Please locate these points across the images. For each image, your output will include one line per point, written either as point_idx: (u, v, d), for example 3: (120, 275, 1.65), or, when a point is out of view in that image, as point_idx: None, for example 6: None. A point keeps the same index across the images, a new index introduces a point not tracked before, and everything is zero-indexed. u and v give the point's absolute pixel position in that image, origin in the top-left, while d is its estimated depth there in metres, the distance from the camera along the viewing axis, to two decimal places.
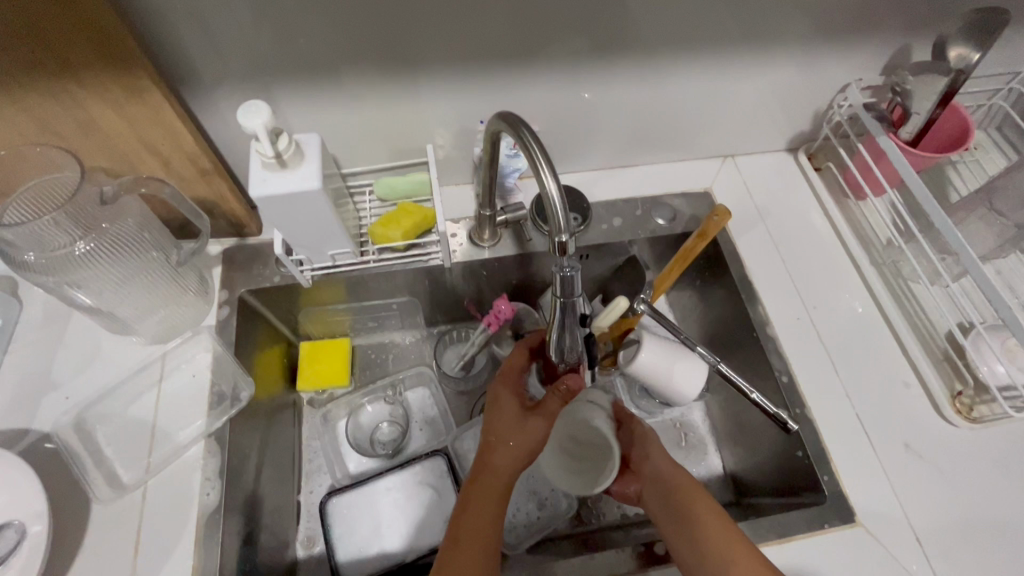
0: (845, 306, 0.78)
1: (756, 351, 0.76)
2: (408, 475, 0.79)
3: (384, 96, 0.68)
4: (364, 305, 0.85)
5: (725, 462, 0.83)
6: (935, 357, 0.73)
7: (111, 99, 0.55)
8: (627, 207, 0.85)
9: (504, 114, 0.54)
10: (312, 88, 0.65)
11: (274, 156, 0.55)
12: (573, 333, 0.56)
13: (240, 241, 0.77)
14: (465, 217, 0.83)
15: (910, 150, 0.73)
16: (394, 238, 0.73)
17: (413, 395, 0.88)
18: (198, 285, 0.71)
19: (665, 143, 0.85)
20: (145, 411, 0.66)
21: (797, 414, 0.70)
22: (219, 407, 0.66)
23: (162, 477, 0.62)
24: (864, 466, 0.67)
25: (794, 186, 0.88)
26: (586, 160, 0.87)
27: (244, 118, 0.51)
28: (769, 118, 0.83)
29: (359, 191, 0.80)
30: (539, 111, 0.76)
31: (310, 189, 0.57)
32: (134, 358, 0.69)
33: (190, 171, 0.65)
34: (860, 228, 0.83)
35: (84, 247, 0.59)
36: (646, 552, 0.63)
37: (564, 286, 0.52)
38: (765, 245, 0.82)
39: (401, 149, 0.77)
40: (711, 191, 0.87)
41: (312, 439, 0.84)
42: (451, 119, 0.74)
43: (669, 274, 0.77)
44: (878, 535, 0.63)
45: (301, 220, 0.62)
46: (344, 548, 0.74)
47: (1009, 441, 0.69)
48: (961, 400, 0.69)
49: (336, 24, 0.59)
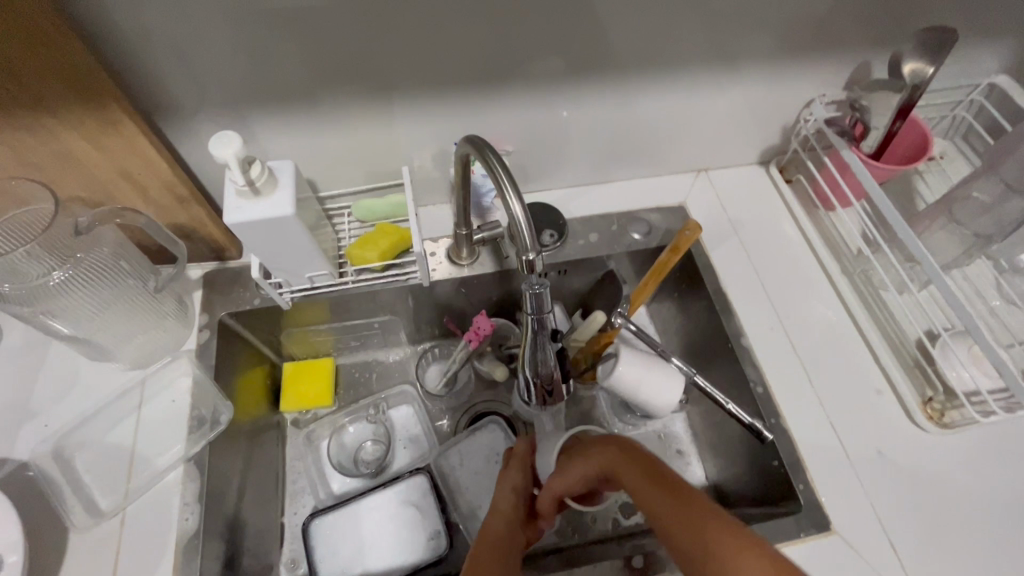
0: (818, 315, 0.79)
1: (733, 362, 0.77)
2: (391, 494, 0.79)
3: (360, 120, 0.70)
4: (346, 325, 0.86)
5: (707, 472, 0.84)
6: (906, 364, 0.74)
7: (86, 131, 0.56)
8: (603, 222, 0.86)
9: (471, 137, 0.56)
10: (288, 114, 0.67)
11: (247, 184, 0.56)
12: (545, 349, 0.57)
13: (221, 265, 0.78)
14: (444, 236, 0.84)
15: (873, 163, 0.75)
16: (371, 259, 0.74)
17: (396, 413, 0.89)
18: (178, 310, 0.72)
19: (639, 159, 0.87)
20: (125, 437, 0.66)
21: (773, 423, 0.71)
22: (198, 431, 0.67)
23: (141, 504, 0.62)
24: (840, 474, 0.68)
25: (767, 198, 0.90)
26: (562, 177, 0.88)
27: (216, 148, 0.52)
28: (738, 133, 0.85)
29: (338, 214, 0.81)
30: (513, 131, 0.77)
31: (284, 215, 0.58)
32: (113, 383, 0.69)
33: (168, 199, 0.66)
34: (831, 238, 0.85)
35: (61, 277, 0.60)
36: (624, 566, 0.65)
37: (535, 303, 0.54)
38: (739, 257, 0.84)
39: (378, 171, 0.78)
40: (685, 205, 0.89)
41: (295, 460, 0.84)
42: (427, 141, 0.75)
43: (644, 289, 0.79)
44: (854, 543, 0.64)
45: (277, 244, 0.62)
46: (327, 569, 0.74)
47: (982, 445, 0.70)
48: (932, 405, 0.71)
49: (309, 52, 0.60)
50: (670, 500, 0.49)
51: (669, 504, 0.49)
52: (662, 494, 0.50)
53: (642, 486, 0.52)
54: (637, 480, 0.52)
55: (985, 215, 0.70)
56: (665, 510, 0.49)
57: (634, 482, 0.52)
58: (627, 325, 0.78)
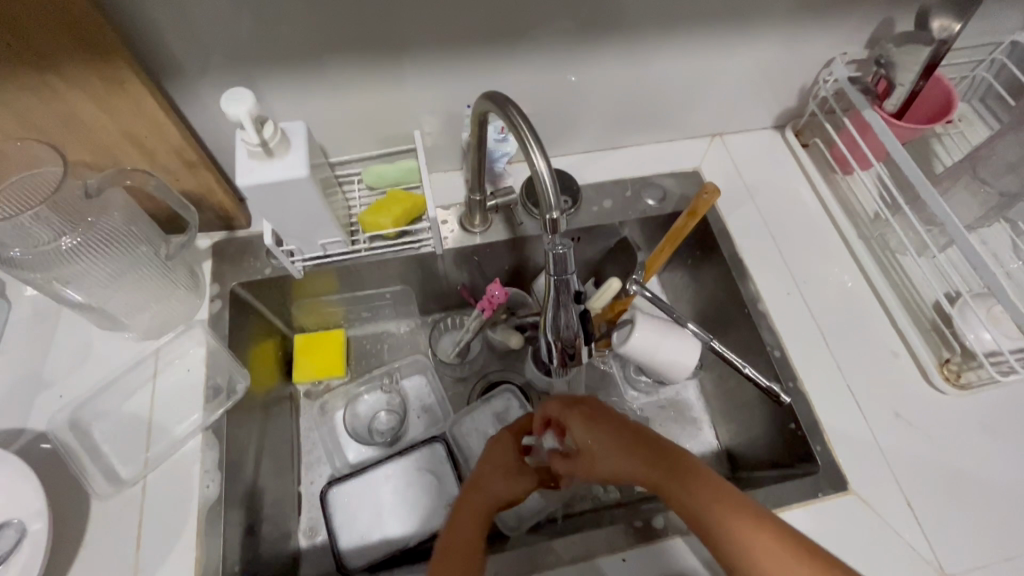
0: (835, 281, 0.79)
1: (748, 327, 0.77)
2: (408, 463, 0.80)
3: (370, 79, 0.67)
4: (357, 295, 0.86)
5: (720, 437, 0.84)
6: (923, 327, 0.74)
7: (92, 91, 0.54)
8: (616, 188, 0.85)
9: (490, 94, 0.54)
10: (295, 76, 0.65)
11: (260, 144, 0.54)
12: (568, 311, 0.55)
13: (229, 234, 0.76)
14: (455, 203, 0.82)
15: (894, 122, 0.74)
16: (385, 225, 0.73)
17: (409, 383, 0.89)
18: (189, 279, 0.71)
19: (654, 124, 0.85)
20: (142, 407, 0.66)
21: (790, 387, 0.71)
22: (214, 400, 0.66)
23: (160, 472, 0.62)
24: (856, 436, 0.68)
25: (782, 163, 0.88)
26: (575, 143, 0.86)
27: (228, 105, 0.49)
28: (755, 95, 0.83)
29: (348, 180, 0.79)
30: (526, 92, 0.75)
31: (300, 177, 0.56)
32: (126, 354, 0.68)
33: (176, 164, 0.64)
34: (849, 202, 0.84)
35: (71, 242, 0.59)
36: (644, 527, 0.64)
37: (557, 264, 0.52)
38: (755, 223, 0.83)
39: (387, 135, 0.76)
40: (700, 170, 0.87)
41: (310, 430, 0.85)
42: (438, 105, 0.73)
43: (660, 254, 0.78)
44: (869, 501, 0.64)
45: (290, 209, 0.61)
46: (346, 536, 0.75)
47: (997, 405, 0.70)
48: (949, 366, 0.71)
49: (317, 6, 0.57)
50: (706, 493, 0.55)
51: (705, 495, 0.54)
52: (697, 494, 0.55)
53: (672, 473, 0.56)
54: (691, 495, 0.54)
55: (1009, 173, 0.69)
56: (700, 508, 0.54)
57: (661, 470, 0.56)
58: (643, 293, 0.77)
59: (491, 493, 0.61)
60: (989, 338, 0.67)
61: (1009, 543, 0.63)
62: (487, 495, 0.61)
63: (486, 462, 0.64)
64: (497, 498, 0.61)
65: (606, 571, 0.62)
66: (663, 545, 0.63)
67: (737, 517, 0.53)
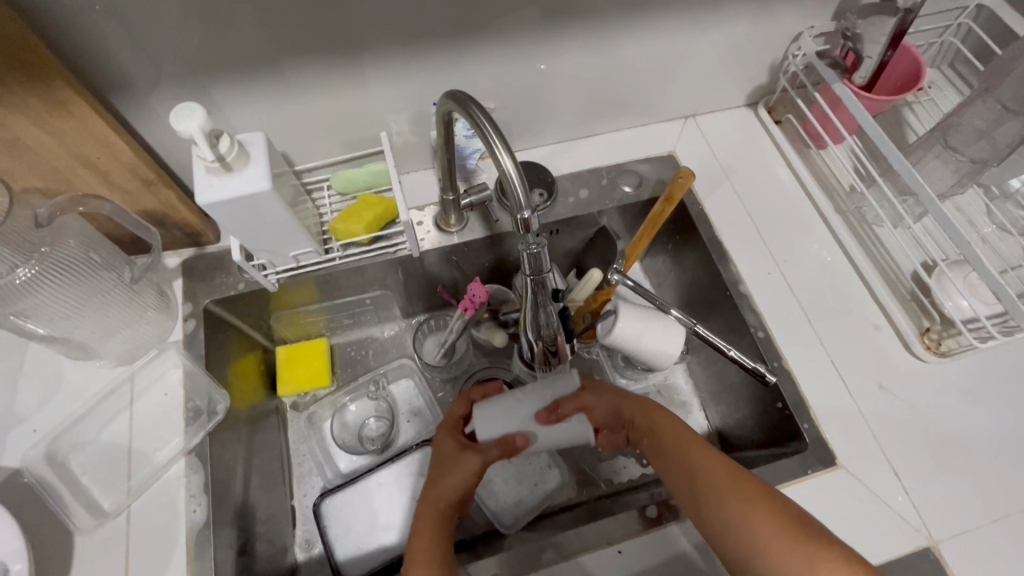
0: (815, 257, 0.79)
1: (731, 309, 0.77)
2: (400, 468, 0.79)
3: (330, 83, 0.65)
4: (337, 303, 0.84)
5: (710, 419, 0.85)
6: (903, 297, 0.75)
7: (34, 114, 0.52)
8: (592, 177, 0.84)
9: (451, 93, 0.52)
10: (251, 84, 0.62)
11: (217, 159, 0.52)
12: (547, 311, 0.54)
13: (198, 251, 0.74)
14: (429, 203, 0.81)
15: (864, 95, 0.73)
16: (357, 232, 0.70)
17: (396, 388, 0.88)
18: (159, 300, 0.69)
19: (626, 109, 0.84)
20: (120, 434, 0.64)
21: (775, 367, 0.72)
22: (195, 423, 0.65)
23: (144, 500, 0.61)
24: (842, 410, 0.69)
25: (756, 141, 0.88)
26: (548, 134, 0.85)
27: (177, 121, 0.47)
28: (725, 73, 0.82)
29: (317, 187, 0.77)
30: (493, 85, 0.73)
31: (260, 190, 0.54)
32: (99, 382, 0.66)
33: (134, 183, 0.62)
34: (824, 176, 0.84)
35: (26, 273, 0.56)
36: (639, 517, 0.64)
37: (532, 263, 0.51)
38: (732, 204, 0.82)
39: (354, 139, 0.74)
40: (675, 154, 0.86)
41: (299, 443, 0.84)
42: (403, 105, 0.71)
43: (639, 243, 0.77)
44: (857, 474, 0.65)
45: (255, 222, 0.59)
46: (343, 547, 0.74)
47: (978, 370, 0.71)
48: (930, 335, 0.71)
49: (265, 9, 0.55)
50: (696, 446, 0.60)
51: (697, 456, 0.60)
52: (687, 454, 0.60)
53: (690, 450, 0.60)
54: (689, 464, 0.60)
55: (979, 140, 0.68)
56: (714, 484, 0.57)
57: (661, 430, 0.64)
58: (624, 281, 0.77)
59: (437, 496, 0.58)
60: (967, 306, 0.68)
61: (995, 505, 0.64)
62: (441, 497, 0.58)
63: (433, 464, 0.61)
64: (444, 499, 0.58)
65: (601, 564, 0.62)
66: (660, 534, 0.63)
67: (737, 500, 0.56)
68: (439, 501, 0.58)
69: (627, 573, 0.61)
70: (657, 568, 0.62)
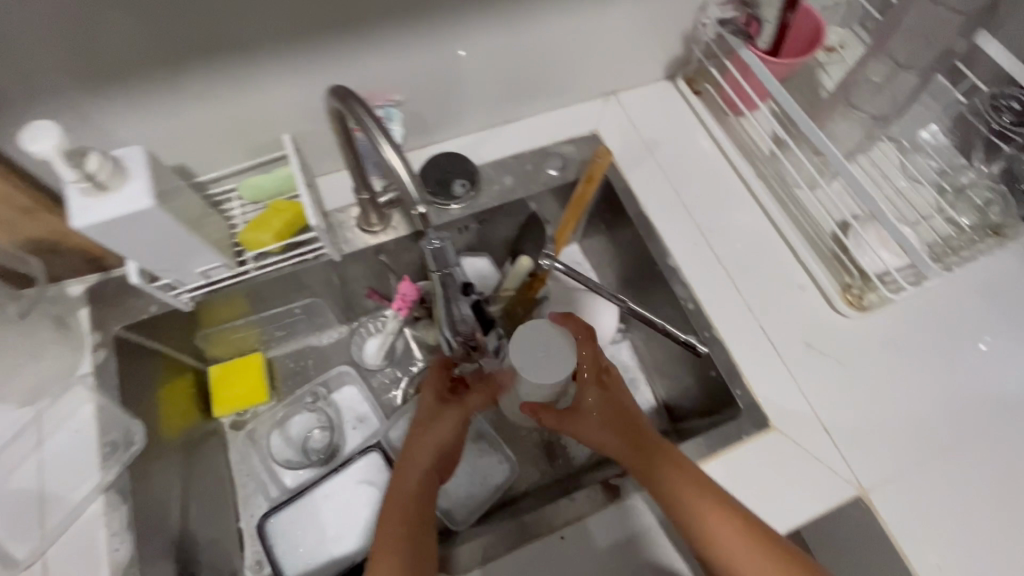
0: (740, 224, 0.80)
1: (664, 284, 0.78)
2: (346, 477, 0.77)
3: (218, 88, 0.62)
4: (267, 315, 0.81)
5: (656, 393, 0.86)
6: (824, 256, 0.76)
7: None
8: (516, 162, 0.82)
9: (333, 89, 0.50)
10: (130, 96, 0.58)
11: (87, 179, 0.49)
12: (460, 306, 0.53)
13: (104, 276, 0.70)
14: (350, 204, 0.78)
15: (769, 60, 0.73)
16: (266, 241, 0.67)
17: (341, 396, 0.85)
18: (61, 332, 0.65)
19: (543, 91, 0.83)
20: (30, 479, 0.60)
21: (706, 337, 0.72)
22: (112, 457, 0.62)
23: (64, 544, 0.58)
24: (772, 373, 0.70)
25: (678, 113, 0.88)
26: (467, 123, 0.83)
27: (30, 142, 0.44)
28: (638, 47, 0.82)
29: (225, 198, 0.73)
30: (398, 77, 0.71)
31: (143, 208, 0.51)
32: (3, 427, 0.62)
33: (11, 212, 0.58)
34: (745, 143, 0.84)
35: None
36: (581, 501, 0.64)
37: (436, 259, 0.50)
38: (657, 178, 0.82)
39: (259, 144, 0.71)
40: (598, 133, 0.86)
41: (241, 463, 0.81)
42: (304, 105, 0.68)
43: (567, 225, 0.80)
44: (790, 433, 0.67)
45: (146, 240, 0.55)
46: (292, 564, 0.72)
47: (898, 320, 0.73)
48: (851, 291, 0.73)
49: (125, 14, 0.51)
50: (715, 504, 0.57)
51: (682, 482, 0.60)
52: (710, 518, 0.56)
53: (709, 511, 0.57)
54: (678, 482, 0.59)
55: (880, 96, 0.70)
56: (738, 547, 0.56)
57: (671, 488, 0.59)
58: (555, 266, 0.76)
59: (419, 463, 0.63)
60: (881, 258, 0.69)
61: (918, 448, 0.67)
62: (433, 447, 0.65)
63: (418, 426, 0.66)
64: (424, 469, 0.63)
65: (547, 551, 0.61)
66: (603, 515, 0.63)
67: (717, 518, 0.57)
68: (416, 466, 0.63)
69: (572, 557, 0.61)
70: (603, 549, 0.62)
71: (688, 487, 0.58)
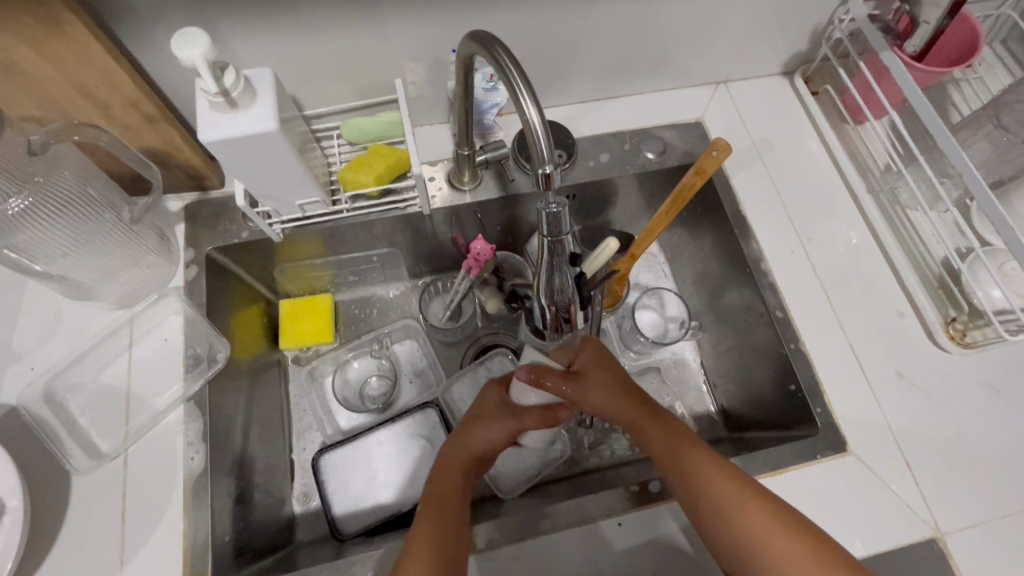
0: (841, 238, 0.76)
1: (751, 287, 0.74)
2: (399, 429, 0.78)
3: (345, 22, 0.61)
4: (342, 258, 0.81)
5: (718, 399, 0.82)
6: (930, 284, 0.71)
7: (31, 37, 0.49)
8: (615, 141, 0.80)
9: (475, 33, 0.49)
10: (263, 20, 0.58)
11: (221, 93, 0.49)
12: (562, 274, 0.52)
13: (202, 195, 0.71)
14: (443, 159, 0.77)
15: (915, 66, 0.68)
16: (366, 182, 0.68)
17: (400, 348, 0.85)
18: (160, 244, 0.67)
19: (655, 69, 0.79)
20: (118, 379, 0.63)
21: (791, 349, 0.69)
22: (195, 370, 0.64)
23: (142, 445, 0.60)
24: (857, 396, 0.67)
25: (787, 112, 0.83)
26: (571, 93, 0.80)
27: (179, 47, 0.44)
28: (763, 38, 0.77)
29: (327, 135, 0.73)
30: (517, 34, 0.69)
31: (266, 131, 0.51)
32: (97, 323, 0.65)
33: (135, 119, 0.59)
34: (858, 154, 0.79)
35: (18, 205, 0.54)
36: (639, 492, 0.62)
37: (551, 224, 0.48)
38: (761, 179, 0.79)
39: (368, 86, 0.70)
40: (702, 121, 0.82)
41: (300, 397, 0.81)
42: (421, 51, 0.67)
43: (664, 217, 0.71)
44: (868, 462, 0.64)
45: (262, 165, 0.56)
46: (340, 502, 0.73)
47: (1000, 362, 0.69)
48: (955, 326, 0.69)
49: None
50: (743, 498, 0.53)
51: (703, 461, 0.55)
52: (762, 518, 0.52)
53: (719, 486, 0.54)
54: (671, 441, 0.57)
55: None
56: (796, 563, 0.50)
57: (708, 482, 0.54)
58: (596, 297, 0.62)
59: (464, 446, 0.61)
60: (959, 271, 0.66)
61: (1004, 502, 0.62)
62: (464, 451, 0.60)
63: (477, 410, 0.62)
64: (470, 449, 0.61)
65: (601, 538, 0.60)
66: (658, 508, 0.61)
67: (682, 444, 0.57)
68: (456, 447, 0.61)
69: (625, 545, 0.60)
70: (656, 545, 0.60)
71: (709, 469, 0.55)
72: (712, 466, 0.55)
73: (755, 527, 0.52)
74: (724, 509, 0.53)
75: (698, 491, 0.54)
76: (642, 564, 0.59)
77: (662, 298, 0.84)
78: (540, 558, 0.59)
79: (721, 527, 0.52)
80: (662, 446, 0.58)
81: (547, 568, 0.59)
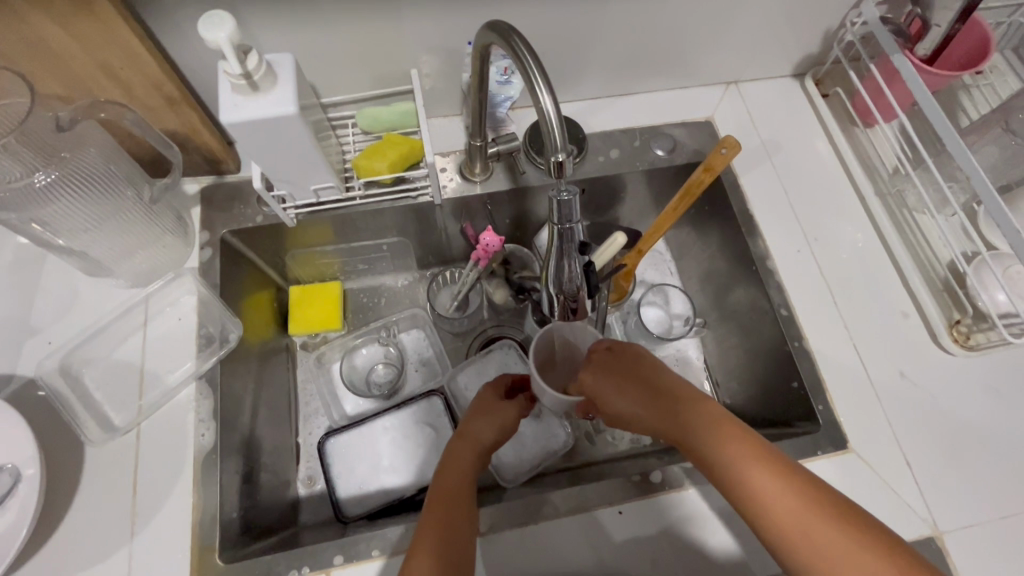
0: (847, 239, 0.76)
1: (756, 285, 0.75)
2: (404, 415, 0.79)
3: (364, 13, 0.62)
4: (353, 246, 0.82)
5: (721, 396, 0.82)
6: (935, 287, 0.72)
7: (62, 17, 0.50)
8: (625, 137, 0.81)
9: (493, 23, 0.50)
10: (285, 8, 0.59)
11: (243, 76, 0.50)
12: (570, 263, 0.52)
13: (218, 179, 0.73)
14: (454, 150, 0.78)
15: (926, 69, 0.69)
16: (380, 170, 0.69)
17: (407, 337, 0.87)
18: (177, 225, 0.68)
19: (667, 68, 0.80)
20: (133, 355, 0.65)
21: (795, 347, 0.70)
22: (207, 349, 0.65)
23: (155, 421, 0.62)
24: (859, 395, 0.67)
25: (797, 114, 0.84)
26: (583, 89, 0.81)
27: (205, 30, 0.45)
28: (774, 40, 0.78)
29: (341, 124, 0.75)
30: (532, 29, 0.70)
31: (286, 114, 0.52)
32: (114, 301, 0.66)
33: (157, 100, 0.61)
34: (866, 156, 0.80)
35: (44, 179, 0.55)
36: (642, 481, 0.62)
37: (561, 211, 0.49)
38: (769, 179, 0.79)
39: (384, 76, 0.71)
40: (712, 120, 0.83)
41: (307, 382, 0.82)
42: (437, 43, 0.68)
43: (672, 213, 0.72)
44: (868, 460, 0.64)
45: (280, 149, 0.57)
46: (345, 485, 0.74)
47: (1004, 365, 0.69)
48: (959, 328, 0.69)
49: None
50: (800, 506, 0.45)
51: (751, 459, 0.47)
52: (803, 510, 0.45)
53: (769, 491, 0.46)
54: (711, 438, 0.49)
55: None
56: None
57: (755, 486, 0.46)
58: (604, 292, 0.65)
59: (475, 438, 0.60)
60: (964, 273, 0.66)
61: (1004, 503, 0.63)
62: (473, 439, 0.59)
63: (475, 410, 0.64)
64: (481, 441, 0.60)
65: (602, 525, 0.61)
66: (659, 498, 0.62)
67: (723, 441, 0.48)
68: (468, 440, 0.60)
69: (625, 534, 0.61)
70: (656, 535, 0.61)
71: (755, 470, 0.46)
72: (760, 467, 0.47)
73: (794, 521, 0.44)
74: (778, 519, 0.45)
75: (745, 498, 0.47)
76: (641, 551, 0.60)
77: (667, 294, 0.85)
78: (541, 544, 0.60)
79: (772, 535, 0.45)
80: (702, 445, 0.49)
81: (549, 553, 0.59)
